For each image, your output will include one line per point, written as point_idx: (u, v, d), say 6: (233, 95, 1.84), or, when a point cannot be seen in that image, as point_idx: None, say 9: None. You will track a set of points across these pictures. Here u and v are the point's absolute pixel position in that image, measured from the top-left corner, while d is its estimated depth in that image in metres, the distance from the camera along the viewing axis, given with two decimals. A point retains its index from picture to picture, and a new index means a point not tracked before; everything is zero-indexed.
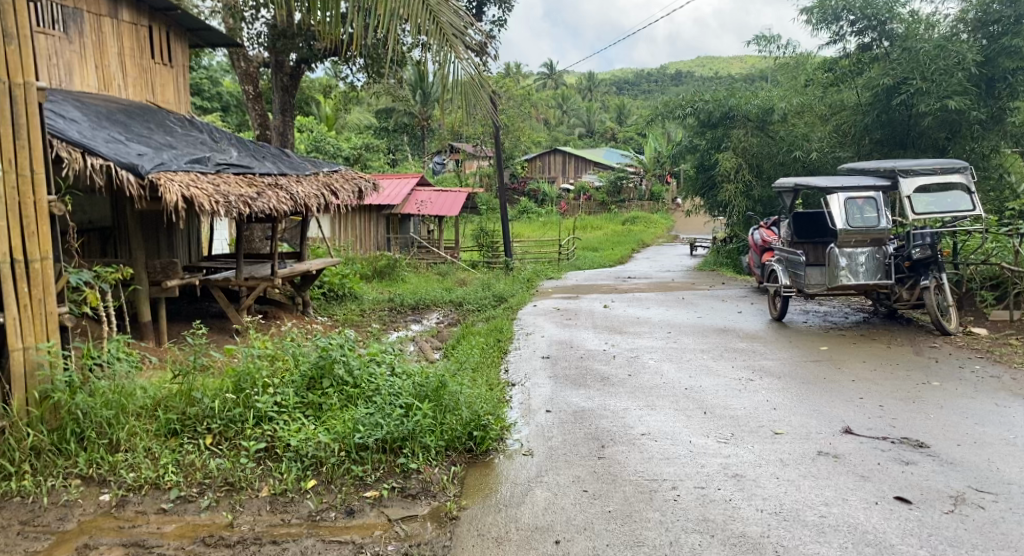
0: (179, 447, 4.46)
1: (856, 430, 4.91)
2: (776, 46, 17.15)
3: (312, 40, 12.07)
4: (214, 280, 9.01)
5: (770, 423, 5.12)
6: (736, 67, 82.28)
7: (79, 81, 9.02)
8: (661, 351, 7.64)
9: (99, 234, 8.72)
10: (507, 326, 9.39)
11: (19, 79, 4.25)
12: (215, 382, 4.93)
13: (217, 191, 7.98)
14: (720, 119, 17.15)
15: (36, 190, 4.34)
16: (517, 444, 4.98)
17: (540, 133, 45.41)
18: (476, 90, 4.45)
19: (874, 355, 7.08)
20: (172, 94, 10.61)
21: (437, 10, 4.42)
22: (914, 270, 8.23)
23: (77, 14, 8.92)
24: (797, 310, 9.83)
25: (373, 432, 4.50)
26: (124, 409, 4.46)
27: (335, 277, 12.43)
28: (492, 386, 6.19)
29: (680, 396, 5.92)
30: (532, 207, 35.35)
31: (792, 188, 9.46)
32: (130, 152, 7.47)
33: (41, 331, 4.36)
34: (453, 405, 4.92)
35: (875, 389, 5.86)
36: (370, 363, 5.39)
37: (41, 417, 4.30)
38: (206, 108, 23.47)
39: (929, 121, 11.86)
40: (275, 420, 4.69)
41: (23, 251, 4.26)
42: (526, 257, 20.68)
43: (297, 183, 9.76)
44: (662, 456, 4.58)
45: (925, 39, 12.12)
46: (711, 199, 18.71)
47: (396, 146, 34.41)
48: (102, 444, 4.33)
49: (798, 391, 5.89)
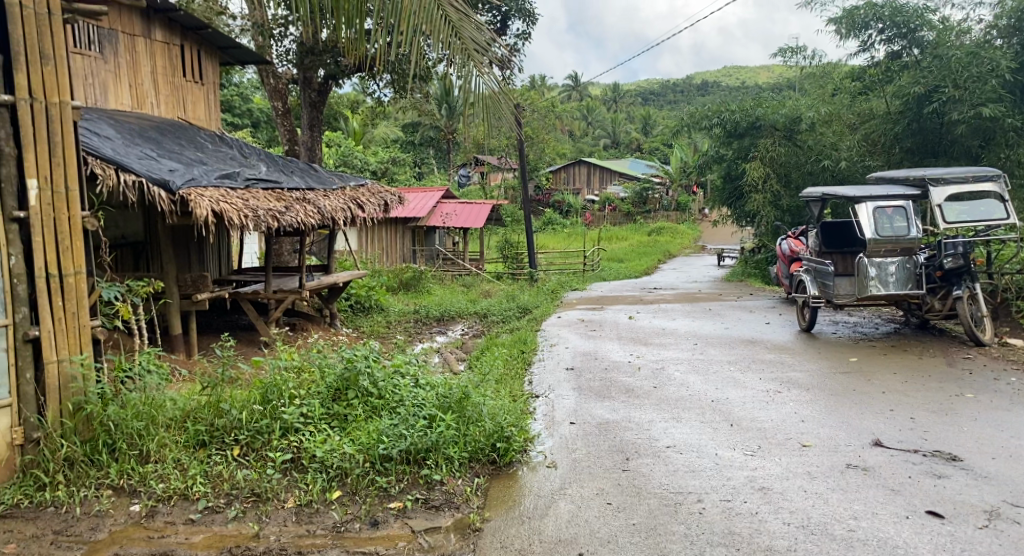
0: (207, 458, 4.51)
1: (887, 443, 4.81)
2: (803, 56, 16.99)
3: (339, 57, 12.23)
4: (244, 293, 9.14)
5: (798, 436, 5.04)
6: (761, 77, 81.75)
7: (113, 100, 9.26)
8: (687, 362, 7.58)
9: (132, 249, 8.92)
10: (532, 337, 9.38)
11: (55, 98, 4.37)
12: (243, 393, 5.01)
13: (246, 205, 8.13)
14: (746, 129, 16.99)
15: (70, 206, 4.45)
16: (541, 455, 4.96)
17: (565, 145, 45.51)
18: (500, 103, 4.49)
19: (905, 366, 6.94)
20: (203, 111, 10.84)
21: (460, 26, 4.51)
22: (946, 280, 8.01)
23: (112, 35, 9.18)
24: (826, 321, 9.68)
25: (397, 443, 4.54)
26: (154, 420, 4.56)
27: (361, 289, 12.54)
28: (516, 397, 6.19)
29: (706, 408, 5.85)
30: (557, 218, 35.36)
31: (820, 197, 9.34)
32: (162, 168, 7.64)
33: (75, 343, 4.46)
34: (476, 417, 4.95)
35: (907, 401, 5.75)
36: (394, 374, 5.43)
37: (75, 428, 4.40)
38: (237, 124, 23.89)
39: (962, 129, 11.67)
40: (300, 431, 4.75)
41: (57, 266, 4.37)
42: (551, 268, 20.66)
43: (324, 197, 9.88)
44: (687, 469, 4.54)
45: (956, 47, 11.97)
46: (737, 209, 18.56)
47: (422, 159, 34.76)
48: (133, 455, 4.41)
49: (827, 403, 5.80)
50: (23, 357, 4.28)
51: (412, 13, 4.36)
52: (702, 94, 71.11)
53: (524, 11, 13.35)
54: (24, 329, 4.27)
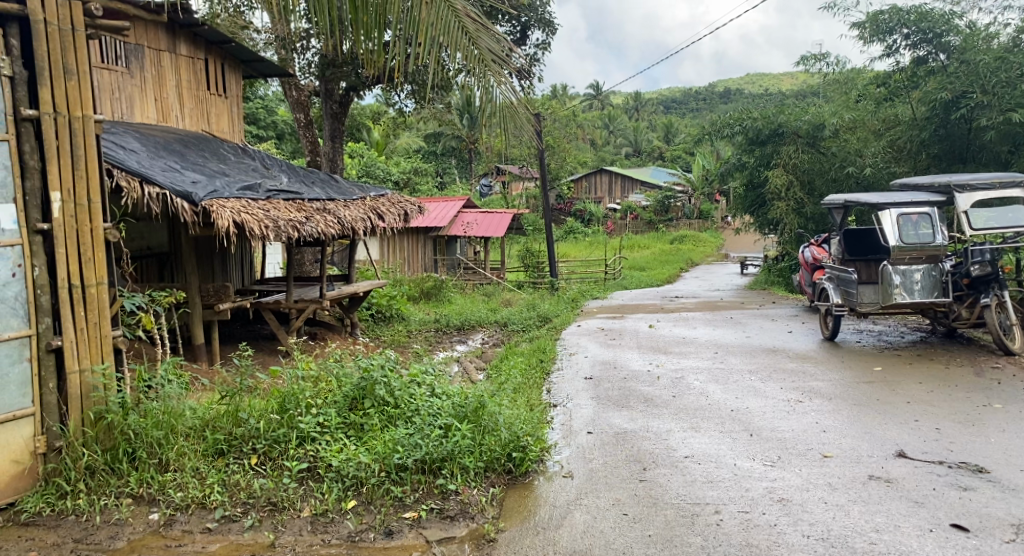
0: (225, 467, 4.53)
1: (911, 454, 4.71)
2: (826, 62, 16.83)
3: (360, 69, 12.34)
4: (265, 303, 9.23)
5: (819, 446, 4.95)
6: (784, 84, 81.13)
7: (139, 114, 9.45)
8: (707, 372, 7.48)
9: (157, 260, 9.07)
10: (551, 347, 9.35)
11: (78, 112, 4.46)
12: (261, 402, 5.04)
13: (267, 216, 8.20)
14: (769, 135, 16.81)
15: (93, 218, 4.52)
16: (557, 465, 4.94)
17: (586, 154, 45.49)
18: (518, 114, 4.50)
19: (931, 376, 6.80)
20: (226, 123, 11.00)
21: (478, 37, 4.49)
22: (974, 288, 7.89)
23: (138, 50, 9.37)
24: (850, 329, 9.52)
25: (412, 453, 4.53)
26: (173, 429, 4.58)
27: (382, 299, 12.61)
28: (533, 406, 6.17)
29: (726, 418, 5.78)
30: (579, 227, 35.28)
31: (843, 204, 9.19)
32: (185, 181, 7.74)
33: (96, 353, 4.53)
34: (492, 426, 4.93)
35: (933, 412, 5.62)
36: (410, 384, 5.43)
37: (96, 437, 4.44)
38: (261, 136, 24.21)
39: (990, 135, 11.48)
40: (317, 440, 4.77)
41: (80, 277, 4.45)
42: (572, 277, 20.60)
43: (344, 207, 9.96)
44: (705, 480, 4.47)
45: (983, 51, 11.83)
46: (760, 217, 18.37)
47: (444, 169, 34.95)
48: (153, 464, 4.44)
49: (850, 413, 5.70)
50: (46, 367, 4.35)
51: (430, 26, 4.37)
52: (725, 101, 70.91)
53: (544, 21, 13.36)
54: (47, 339, 4.35)
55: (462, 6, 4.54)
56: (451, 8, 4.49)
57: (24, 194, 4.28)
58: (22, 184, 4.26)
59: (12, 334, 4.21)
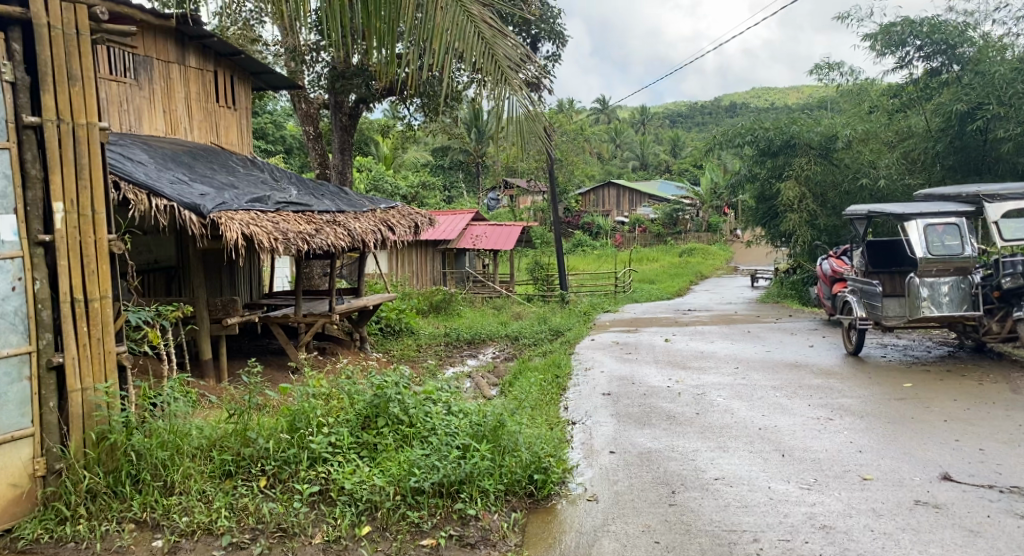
0: (233, 490, 4.31)
1: (956, 477, 4.45)
2: (840, 72, 16.61)
3: (370, 81, 12.19)
4: (274, 317, 9.03)
5: (857, 468, 4.70)
6: (790, 98, 81.10)
7: (148, 126, 9.32)
8: (729, 388, 7.23)
9: (164, 274, 8.93)
10: (564, 361, 9.14)
11: (83, 119, 4.28)
12: (271, 420, 4.84)
13: (277, 228, 8.04)
14: (781, 147, 16.44)
15: (97, 229, 4.33)
16: (580, 487, 4.70)
17: (594, 167, 45.31)
18: (538, 123, 4.35)
19: (964, 393, 6.54)
20: (235, 136, 10.87)
21: (495, 43, 4.29)
22: (1005, 301, 7.63)
23: (147, 62, 9.27)
24: (874, 344, 9.24)
25: (430, 475, 4.31)
26: (179, 450, 4.37)
27: (392, 312, 12.43)
28: (552, 425, 5.95)
29: (755, 437, 5.53)
30: (587, 240, 35.00)
31: (865, 215, 8.91)
32: (193, 192, 7.57)
33: (99, 370, 4.32)
34: (512, 446, 4.72)
35: (973, 431, 5.36)
36: (426, 401, 5.23)
37: (98, 459, 4.23)
38: (269, 151, 24.08)
39: (1007, 147, 11.32)
40: (329, 461, 4.56)
41: (83, 291, 4.25)
42: (582, 291, 20.35)
43: (354, 219, 9.80)
44: (739, 505, 4.23)
45: (998, 62, 11.63)
46: (773, 229, 18.12)
47: (452, 183, 34.82)
48: (157, 487, 4.22)
49: (885, 432, 5.44)
50: (46, 386, 4.15)
51: (444, 32, 4.19)
52: (732, 116, 70.77)
53: (552, 33, 13.22)
54: (48, 355, 4.15)
55: (478, 10, 4.34)
56: (467, 13, 4.29)
57: (25, 205, 4.10)
58: (23, 194, 4.09)
59: (11, 351, 4.02)
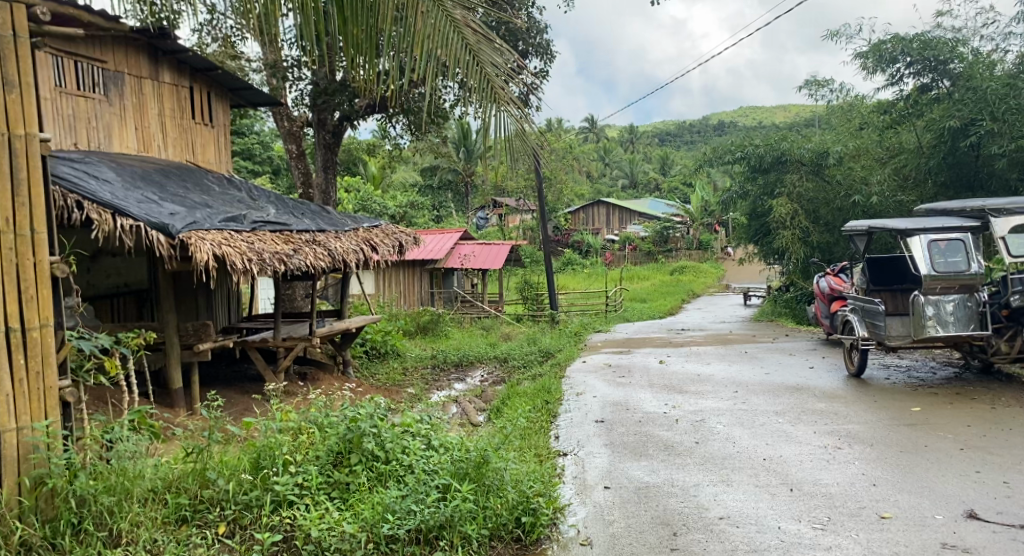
0: (187, 539, 3.85)
1: (983, 515, 4.08)
2: (829, 89, 16.42)
3: (353, 97, 11.81)
4: (251, 342, 8.59)
5: (873, 505, 4.32)
6: (775, 117, 81.69)
7: (118, 142, 8.89)
8: (730, 414, 6.83)
9: (135, 297, 8.55)
10: (555, 385, 8.73)
11: (20, 130, 3.89)
12: (233, 460, 4.43)
13: (252, 248, 7.64)
14: (772, 163, 16.10)
15: (37, 250, 3.93)
16: (572, 530, 4.28)
17: (584, 187, 45.14)
18: (530, 141, 3.93)
19: (977, 418, 6.18)
20: (213, 154, 10.51)
21: (479, 50, 3.91)
22: (1014, 320, 7.35)
23: (117, 77, 8.88)
24: (876, 364, 8.90)
25: (405, 521, 3.92)
26: (128, 494, 3.90)
27: (377, 334, 11.99)
28: (541, 459, 5.53)
29: (760, 468, 5.14)
30: (577, 259, 34.67)
31: (866, 231, 8.52)
32: (162, 212, 7.17)
33: (38, 408, 3.89)
34: (497, 486, 4.34)
35: (992, 461, 5.01)
36: (404, 435, 4.84)
37: (34, 507, 3.78)
38: (256, 171, 23.66)
39: (1002, 164, 11.13)
40: (295, 504, 4.16)
41: (20, 319, 3.83)
42: (572, 310, 19.96)
43: (335, 239, 9.40)
44: (747, 548, 3.83)
45: (988, 78, 11.50)
46: (765, 246, 17.82)
47: (441, 203, 34.44)
48: (101, 537, 3.73)
49: (899, 463, 5.07)
50: None
51: (426, 37, 3.81)
52: (721, 134, 70.97)
53: (540, 49, 13.02)
54: None
55: (462, 15, 3.96)
56: (450, 18, 3.92)
57: None
58: None
59: None
